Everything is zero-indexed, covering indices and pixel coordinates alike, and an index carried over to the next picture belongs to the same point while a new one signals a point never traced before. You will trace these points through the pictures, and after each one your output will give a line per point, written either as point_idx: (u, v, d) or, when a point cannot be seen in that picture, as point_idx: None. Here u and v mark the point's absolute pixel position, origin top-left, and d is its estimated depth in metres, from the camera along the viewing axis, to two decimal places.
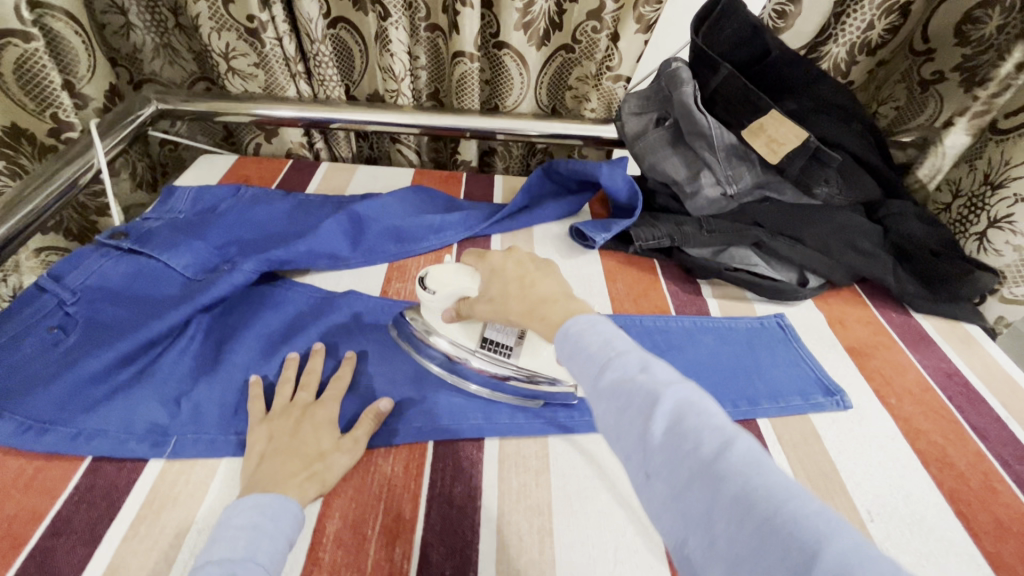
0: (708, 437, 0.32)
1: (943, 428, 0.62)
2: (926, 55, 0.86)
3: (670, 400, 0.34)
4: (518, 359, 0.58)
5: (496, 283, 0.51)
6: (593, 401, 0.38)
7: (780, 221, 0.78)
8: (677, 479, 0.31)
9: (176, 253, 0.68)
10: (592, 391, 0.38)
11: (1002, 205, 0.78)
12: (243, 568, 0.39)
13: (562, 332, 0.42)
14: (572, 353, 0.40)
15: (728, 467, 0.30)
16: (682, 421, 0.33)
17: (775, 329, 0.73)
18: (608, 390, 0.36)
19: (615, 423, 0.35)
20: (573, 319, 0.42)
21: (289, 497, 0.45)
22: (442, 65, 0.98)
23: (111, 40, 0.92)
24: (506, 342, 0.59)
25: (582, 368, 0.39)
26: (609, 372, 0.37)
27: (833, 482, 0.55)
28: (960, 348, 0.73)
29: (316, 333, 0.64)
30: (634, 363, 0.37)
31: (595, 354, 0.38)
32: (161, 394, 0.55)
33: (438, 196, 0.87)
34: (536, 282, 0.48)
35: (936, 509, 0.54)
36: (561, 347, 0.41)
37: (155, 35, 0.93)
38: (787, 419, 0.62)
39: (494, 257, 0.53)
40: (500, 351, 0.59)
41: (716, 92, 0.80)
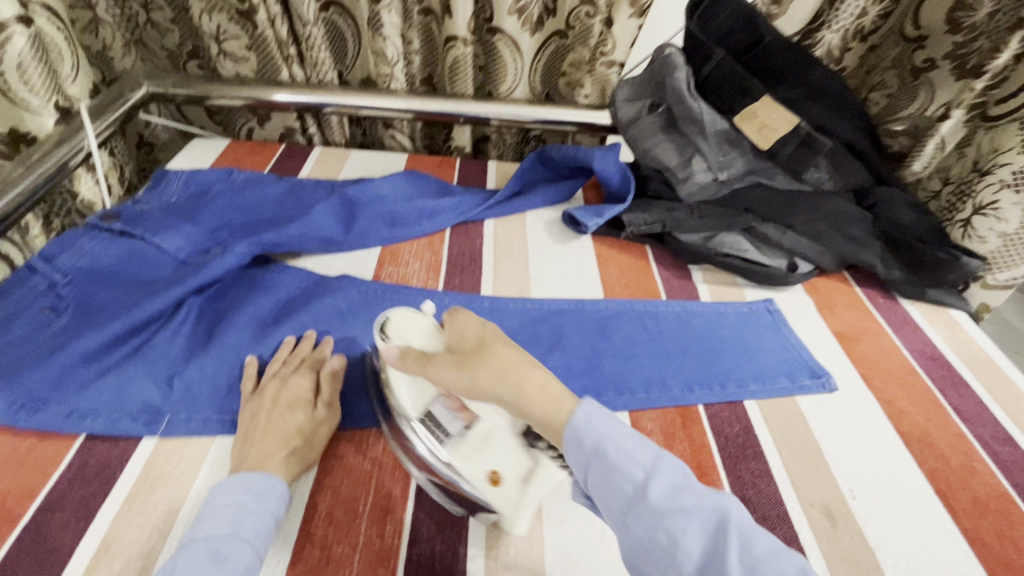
0: (772, 554, 0.35)
1: (926, 410, 0.63)
2: (918, 42, 0.85)
3: (726, 518, 0.36)
4: (445, 450, 0.47)
5: (469, 352, 0.46)
6: (630, 515, 0.38)
7: (770, 207, 0.79)
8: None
9: (168, 235, 0.68)
10: (633, 508, 0.38)
11: (988, 192, 0.78)
12: (227, 543, 0.40)
13: (573, 430, 0.41)
14: (594, 459, 0.40)
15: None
16: (731, 538, 0.35)
17: (764, 314, 0.73)
18: (657, 507, 0.37)
19: (666, 541, 0.36)
20: (585, 414, 0.41)
21: (276, 476, 0.46)
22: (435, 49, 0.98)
23: (81, 37, 0.87)
24: (449, 427, 0.48)
25: (616, 483, 0.39)
26: (654, 489, 0.38)
27: (816, 461, 0.57)
28: (945, 333, 0.75)
29: (309, 315, 0.64)
30: (668, 478, 0.39)
31: (630, 468, 0.39)
32: (153, 374, 0.56)
33: (431, 180, 0.87)
34: (508, 357, 0.44)
35: (916, 488, 0.55)
36: (578, 451, 0.41)
37: (126, 31, 0.92)
38: (773, 401, 0.63)
39: (468, 322, 0.48)
40: (433, 429, 0.48)
41: (709, 78, 0.81)
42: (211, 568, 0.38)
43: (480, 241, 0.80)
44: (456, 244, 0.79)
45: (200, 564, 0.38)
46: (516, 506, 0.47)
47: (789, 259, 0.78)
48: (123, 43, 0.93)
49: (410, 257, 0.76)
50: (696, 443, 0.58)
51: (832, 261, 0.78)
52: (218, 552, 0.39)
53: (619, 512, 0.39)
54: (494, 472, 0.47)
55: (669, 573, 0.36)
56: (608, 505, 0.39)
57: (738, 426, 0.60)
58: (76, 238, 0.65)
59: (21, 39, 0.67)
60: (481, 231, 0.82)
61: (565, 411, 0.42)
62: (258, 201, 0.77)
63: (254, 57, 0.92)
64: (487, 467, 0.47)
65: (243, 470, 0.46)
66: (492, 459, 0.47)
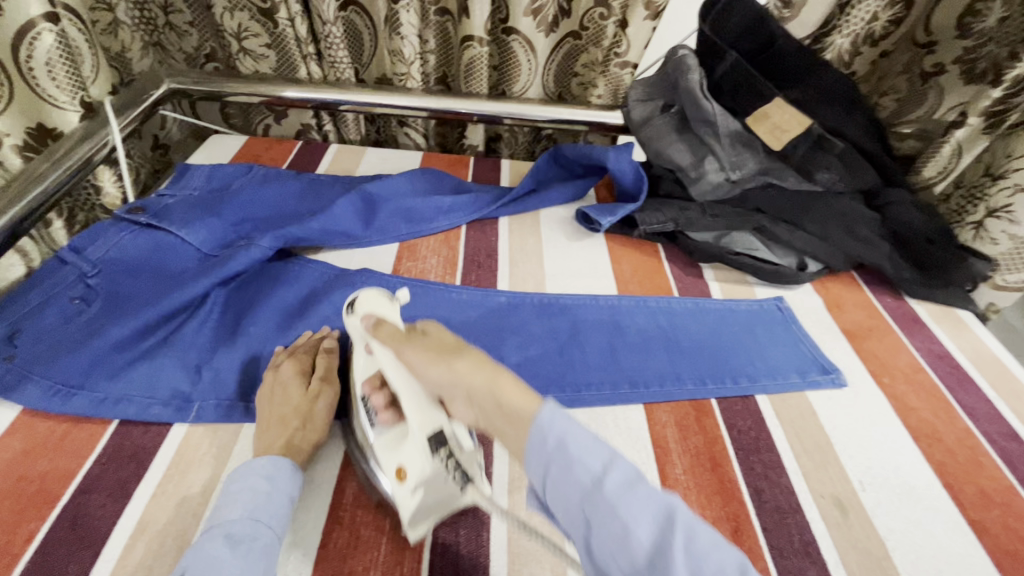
0: (716, 556, 0.34)
1: (934, 406, 0.65)
2: (928, 48, 0.86)
3: (675, 514, 0.36)
4: (378, 435, 0.49)
5: (423, 350, 0.46)
6: (586, 507, 0.38)
7: (781, 207, 0.81)
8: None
9: (193, 228, 0.69)
10: (588, 501, 0.38)
11: (1002, 195, 0.80)
12: (240, 526, 0.41)
13: (538, 426, 0.40)
14: (556, 455, 0.39)
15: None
16: (691, 539, 0.35)
17: (774, 311, 0.75)
18: (610, 499, 0.37)
19: (618, 533, 0.36)
20: (542, 413, 0.40)
21: (284, 457, 0.47)
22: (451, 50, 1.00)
23: (102, 40, 0.86)
24: (384, 417, 0.49)
25: (574, 476, 0.38)
26: (609, 481, 0.37)
27: (827, 453, 0.58)
28: (952, 332, 0.76)
29: (331, 307, 0.66)
30: (623, 470, 0.38)
31: (586, 461, 0.38)
32: (182, 362, 0.57)
33: (446, 177, 0.88)
34: (467, 359, 0.45)
35: (925, 480, 0.57)
36: (539, 448, 0.40)
37: (144, 32, 0.94)
38: (784, 395, 0.64)
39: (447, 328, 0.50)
40: (371, 415, 0.50)
41: (722, 81, 0.83)
42: (228, 551, 0.39)
43: (495, 238, 0.82)
44: (471, 241, 0.80)
45: (216, 548, 0.38)
46: (410, 508, 0.45)
47: (797, 258, 0.80)
48: (140, 45, 0.94)
49: (428, 253, 0.77)
50: (710, 435, 0.59)
51: (842, 262, 0.80)
52: (233, 534, 0.40)
53: (576, 505, 0.38)
54: (399, 468, 0.45)
55: (620, 561, 0.36)
56: (566, 504, 0.39)
57: (751, 420, 0.61)
58: (103, 230, 0.66)
59: (49, 37, 0.68)
60: (496, 228, 0.83)
61: (531, 407, 0.42)
62: (279, 195, 0.78)
63: (274, 55, 0.94)
64: (396, 457, 0.46)
65: (255, 456, 0.47)
66: (403, 455, 0.46)
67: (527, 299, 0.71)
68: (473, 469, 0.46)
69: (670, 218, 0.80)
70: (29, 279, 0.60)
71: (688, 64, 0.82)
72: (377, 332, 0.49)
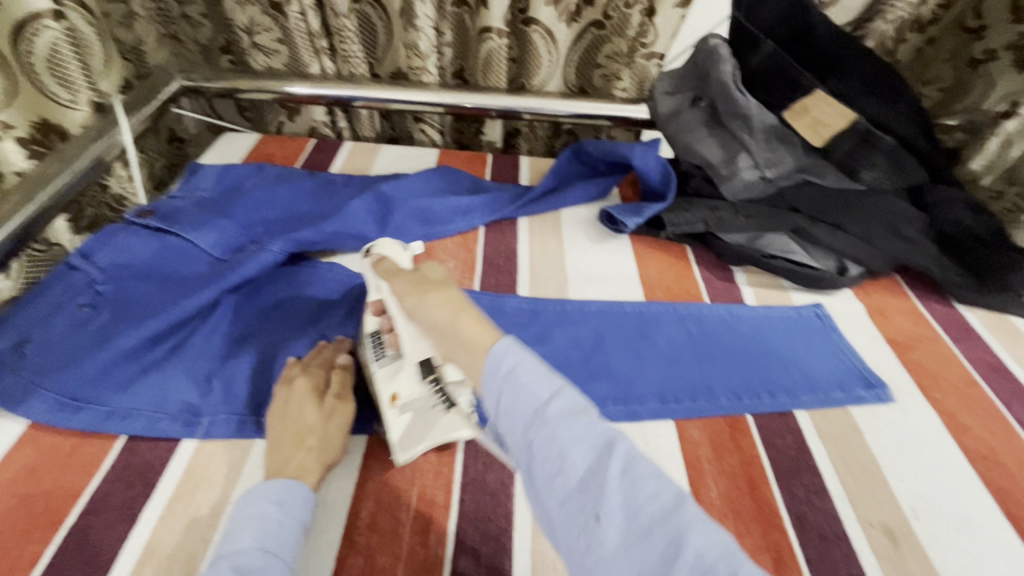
0: (660, 484, 0.32)
1: (990, 424, 0.60)
2: (980, 32, 0.81)
3: (622, 442, 0.33)
4: (377, 366, 0.51)
5: (408, 283, 0.47)
6: (530, 432, 0.34)
7: (820, 206, 0.76)
8: (632, 535, 0.30)
9: (203, 232, 0.67)
10: (533, 425, 0.34)
11: None
12: (250, 557, 0.38)
13: (493, 355, 0.37)
14: (506, 381, 0.36)
15: (690, 527, 0.30)
16: (635, 471, 0.32)
17: (812, 319, 0.70)
18: (555, 423, 0.34)
19: (558, 460, 0.33)
20: (502, 343, 0.38)
21: (298, 481, 0.45)
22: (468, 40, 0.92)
23: (117, 32, 0.84)
24: (384, 347, 0.51)
25: (521, 399, 0.35)
26: (558, 406, 0.35)
27: (874, 476, 0.54)
28: (1006, 341, 0.71)
29: (345, 314, 0.63)
30: (578, 401, 0.36)
31: (539, 383, 0.36)
32: (192, 373, 0.55)
33: (463, 176, 0.85)
34: (446, 290, 0.44)
35: (983, 508, 0.52)
36: (490, 376, 0.37)
37: (160, 24, 0.92)
38: (826, 411, 0.60)
39: (442, 267, 0.49)
40: (376, 347, 0.52)
41: (757, 71, 0.78)
42: None
43: (514, 239, 0.78)
44: (489, 244, 0.77)
45: None
46: (402, 430, 0.50)
47: (837, 262, 0.74)
48: (155, 38, 0.92)
49: (446, 256, 0.74)
50: (747, 455, 0.55)
51: (885, 264, 0.74)
52: (241, 566, 0.37)
53: (521, 432, 0.35)
54: (394, 393, 0.50)
55: (556, 486, 0.32)
56: (512, 428, 0.35)
57: (790, 437, 0.57)
58: (114, 233, 0.64)
59: (50, 32, 0.66)
60: (516, 229, 0.80)
61: (488, 340, 0.39)
62: (291, 196, 0.76)
63: (286, 50, 0.92)
64: (391, 384, 0.50)
65: (267, 479, 0.45)
66: (398, 382, 0.50)
67: (545, 304, 0.68)
68: (459, 398, 0.50)
69: (699, 219, 0.76)
70: (38, 286, 0.59)
71: (719, 52, 0.78)
72: (381, 268, 0.52)
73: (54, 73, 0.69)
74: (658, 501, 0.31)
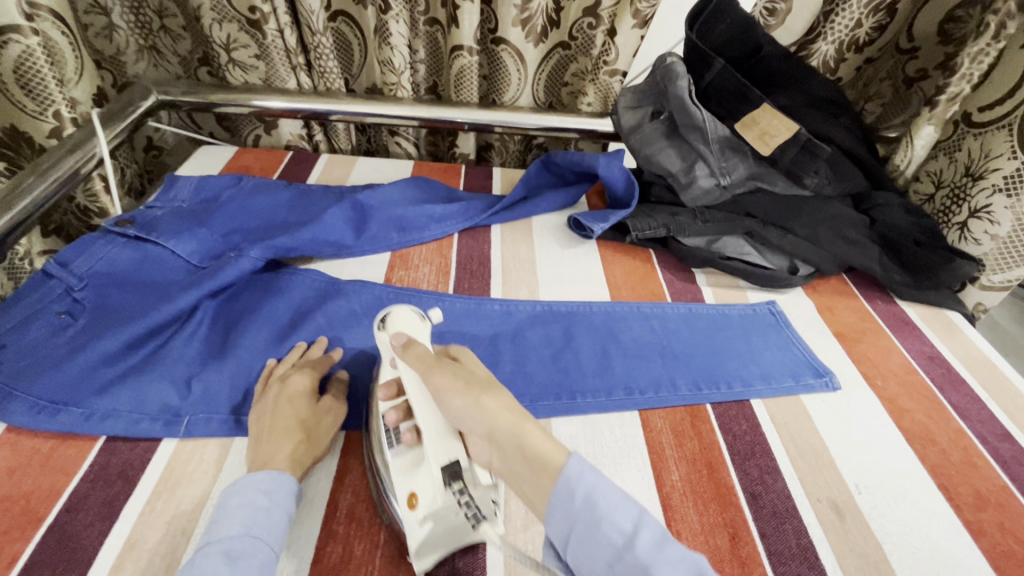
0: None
1: (926, 408, 0.65)
2: (912, 53, 0.90)
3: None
4: (394, 458, 0.47)
5: (445, 373, 0.45)
6: (616, 568, 0.34)
7: (772, 211, 0.82)
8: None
9: (182, 240, 0.68)
10: (618, 569, 0.34)
11: (982, 195, 0.81)
12: (239, 543, 0.40)
13: (565, 477, 0.36)
14: (584, 511, 0.35)
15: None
16: None
17: (766, 315, 0.75)
18: (644, 572, 0.33)
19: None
20: (574, 463, 0.36)
21: (284, 472, 0.46)
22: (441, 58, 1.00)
23: (94, 41, 0.90)
24: (403, 442, 0.48)
25: (603, 538, 0.35)
26: (643, 546, 0.34)
27: (822, 457, 0.58)
28: (942, 334, 0.77)
29: (324, 318, 0.65)
30: (658, 529, 0.35)
31: (619, 519, 0.35)
32: (172, 377, 0.56)
33: (437, 186, 0.88)
34: (492, 389, 0.42)
35: (921, 483, 0.57)
36: (565, 502, 0.36)
37: (139, 35, 0.92)
38: (779, 399, 0.64)
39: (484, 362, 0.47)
40: (392, 435, 0.49)
41: (711, 86, 0.81)
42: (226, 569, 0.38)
43: (487, 246, 0.81)
44: (462, 250, 0.80)
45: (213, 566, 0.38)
46: (421, 537, 0.44)
47: (788, 262, 0.80)
48: (135, 48, 0.93)
49: (423, 261, 0.77)
50: (706, 441, 0.59)
51: (833, 264, 0.80)
52: (232, 551, 0.39)
53: (605, 564, 0.35)
54: (411, 494, 0.45)
55: None
56: (592, 557, 0.35)
57: (746, 424, 0.61)
58: (91, 241, 0.65)
59: (18, 46, 0.69)
60: (489, 236, 0.83)
61: (557, 456, 0.38)
62: (266, 206, 0.78)
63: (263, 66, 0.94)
64: (410, 482, 0.45)
65: (253, 471, 0.46)
66: (417, 482, 0.45)
67: (516, 305, 0.71)
68: (486, 505, 0.45)
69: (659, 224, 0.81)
70: (14, 293, 0.59)
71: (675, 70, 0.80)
72: (406, 355, 0.48)
73: (23, 88, 0.73)
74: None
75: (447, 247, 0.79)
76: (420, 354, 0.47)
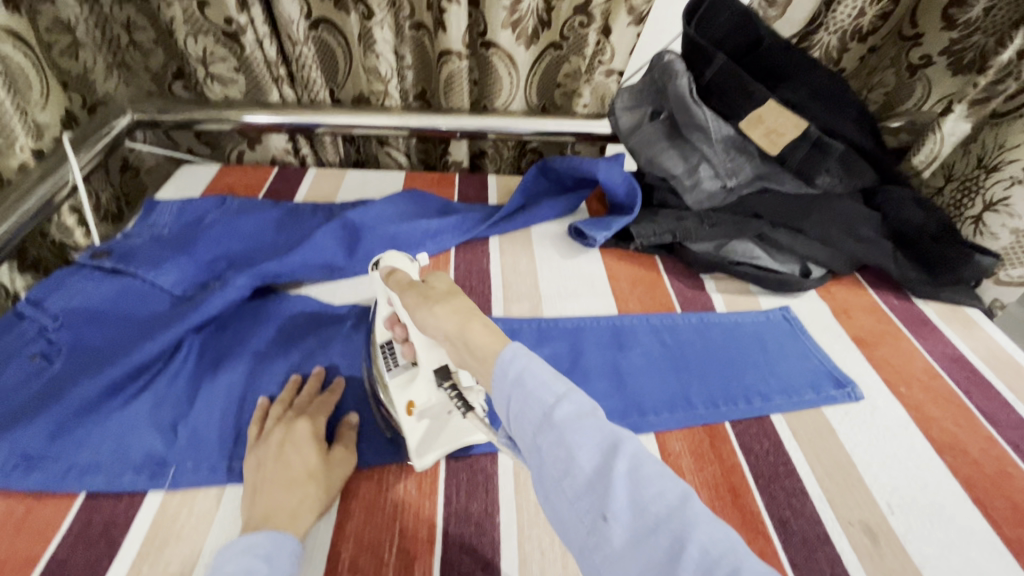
0: (668, 487, 0.32)
1: (953, 414, 0.62)
2: (915, 40, 0.85)
3: (627, 444, 0.34)
4: (391, 376, 0.52)
5: (411, 290, 0.49)
6: (538, 435, 0.36)
7: (781, 212, 0.78)
8: (636, 532, 0.31)
9: (162, 271, 0.64)
10: (543, 427, 0.36)
11: (998, 188, 0.78)
12: None
13: (500, 362, 0.39)
14: (514, 386, 0.38)
15: (695, 522, 0.30)
16: (641, 467, 0.33)
17: (781, 322, 0.72)
18: (562, 427, 0.35)
19: (566, 461, 0.34)
20: (508, 349, 0.40)
21: (284, 531, 0.43)
22: (429, 62, 0.94)
23: (60, 61, 0.78)
24: (398, 360, 0.53)
25: (533, 402, 0.37)
26: (567, 409, 0.36)
27: (850, 475, 0.55)
28: (962, 332, 0.74)
29: (318, 348, 0.61)
30: (586, 403, 0.37)
31: (550, 387, 0.37)
32: (157, 421, 0.52)
33: (430, 199, 0.84)
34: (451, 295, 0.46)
35: (955, 499, 0.54)
36: (500, 381, 0.39)
37: (109, 53, 0.87)
38: (799, 413, 0.61)
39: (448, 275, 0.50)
40: (390, 358, 0.53)
41: (712, 84, 0.78)
42: None
43: (486, 260, 0.78)
44: (461, 266, 0.76)
45: None
46: (420, 439, 0.51)
47: (800, 264, 0.77)
48: (103, 67, 0.86)
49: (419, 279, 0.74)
50: (727, 463, 0.56)
51: (845, 264, 0.78)
52: None
53: (530, 434, 0.36)
54: (410, 402, 0.51)
55: (564, 482, 0.34)
56: (522, 432, 0.37)
57: (768, 442, 0.58)
58: (67, 275, 0.62)
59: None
60: (487, 249, 0.80)
61: (497, 347, 0.41)
62: (253, 227, 0.74)
63: (243, 78, 0.90)
64: (407, 393, 0.51)
65: (249, 529, 0.42)
66: (413, 392, 0.51)
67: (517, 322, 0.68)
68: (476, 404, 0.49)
69: (667, 229, 0.78)
70: None
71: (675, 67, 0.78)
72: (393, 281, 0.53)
73: None
74: (665, 505, 0.31)
75: (445, 264, 0.76)
76: (406, 279, 0.52)
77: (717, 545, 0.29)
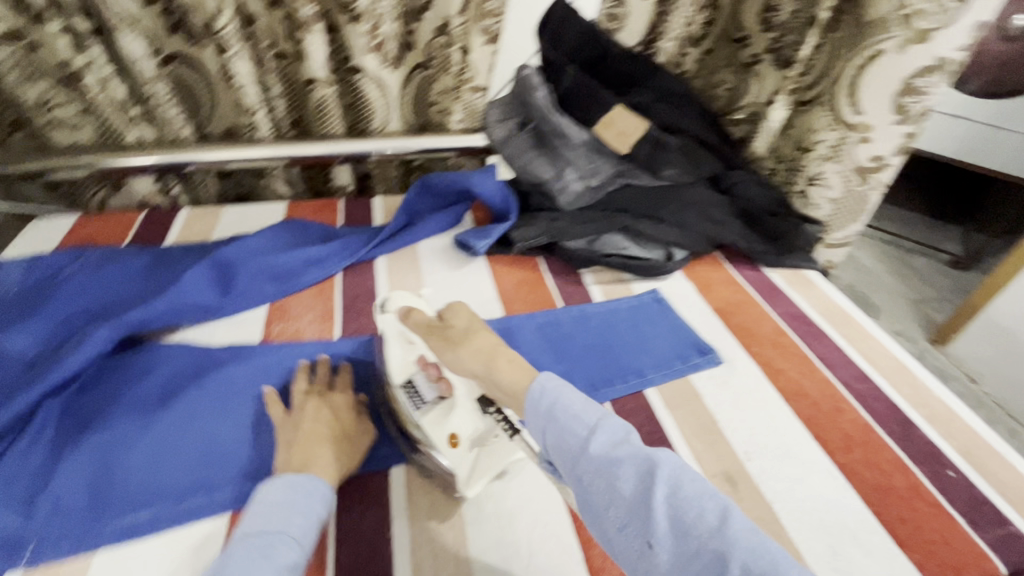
0: (707, 506, 0.37)
1: (797, 364, 0.71)
2: (742, 42, 0.96)
3: (667, 469, 0.40)
4: (423, 414, 0.55)
5: (434, 333, 0.57)
6: (577, 466, 0.42)
7: (641, 204, 0.85)
8: (680, 549, 0.36)
9: (9, 336, 0.60)
10: (580, 458, 0.42)
11: (816, 164, 0.90)
12: (279, 539, 0.43)
13: (532, 399, 0.46)
14: (548, 419, 0.45)
15: (734, 535, 0.35)
16: (681, 491, 0.38)
17: (650, 304, 0.79)
18: (597, 458, 0.41)
19: (607, 487, 0.40)
20: (549, 381, 0.47)
21: (320, 477, 0.49)
22: (298, 90, 0.90)
23: None
24: (425, 395, 0.57)
25: (567, 435, 0.43)
26: (601, 441, 0.42)
27: (713, 432, 0.62)
28: (803, 292, 0.85)
29: (197, 393, 0.59)
30: (619, 431, 0.43)
31: (581, 420, 0.44)
32: (10, 499, 0.49)
33: (312, 227, 0.84)
34: (471, 336, 0.54)
35: (798, 438, 0.62)
36: (535, 415, 0.46)
37: None
38: (670, 384, 0.68)
39: (464, 311, 0.58)
40: (414, 398, 0.57)
41: (568, 93, 0.88)
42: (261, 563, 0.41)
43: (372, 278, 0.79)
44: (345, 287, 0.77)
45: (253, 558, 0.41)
46: (470, 466, 0.54)
47: (664, 250, 0.85)
48: None
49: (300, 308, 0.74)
50: None
51: (703, 244, 0.86)
52: (263, 548, 0.42)
53: (569, 465, 0.43)
54: (454, 435, 0.55)
55: (607, 507, 0.40)
56: (561, 459, 0.44)
57: (644, 415, 0.64)
58: None
59: None
60: (374, 269, 0.81)
61: (525, 384, 0.48)
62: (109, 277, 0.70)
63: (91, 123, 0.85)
64: (446, 426, 0.55)
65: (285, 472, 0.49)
66: (454, 422, 0.55)
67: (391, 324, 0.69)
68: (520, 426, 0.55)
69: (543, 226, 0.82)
70: None
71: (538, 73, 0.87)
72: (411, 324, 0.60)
73: None
74: (706, 524, 0.36)
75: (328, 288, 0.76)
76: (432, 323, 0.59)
77: (750, 552, 0.34)
